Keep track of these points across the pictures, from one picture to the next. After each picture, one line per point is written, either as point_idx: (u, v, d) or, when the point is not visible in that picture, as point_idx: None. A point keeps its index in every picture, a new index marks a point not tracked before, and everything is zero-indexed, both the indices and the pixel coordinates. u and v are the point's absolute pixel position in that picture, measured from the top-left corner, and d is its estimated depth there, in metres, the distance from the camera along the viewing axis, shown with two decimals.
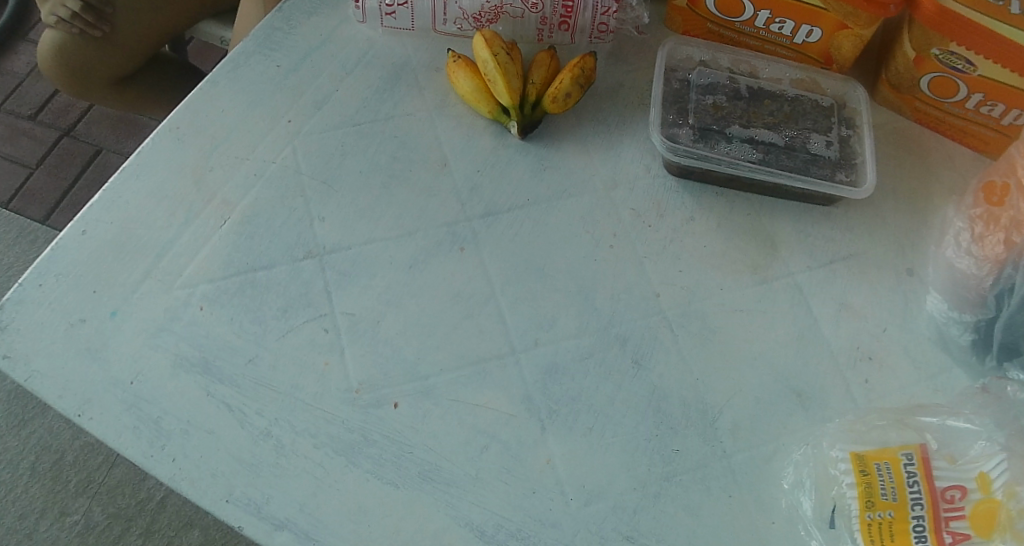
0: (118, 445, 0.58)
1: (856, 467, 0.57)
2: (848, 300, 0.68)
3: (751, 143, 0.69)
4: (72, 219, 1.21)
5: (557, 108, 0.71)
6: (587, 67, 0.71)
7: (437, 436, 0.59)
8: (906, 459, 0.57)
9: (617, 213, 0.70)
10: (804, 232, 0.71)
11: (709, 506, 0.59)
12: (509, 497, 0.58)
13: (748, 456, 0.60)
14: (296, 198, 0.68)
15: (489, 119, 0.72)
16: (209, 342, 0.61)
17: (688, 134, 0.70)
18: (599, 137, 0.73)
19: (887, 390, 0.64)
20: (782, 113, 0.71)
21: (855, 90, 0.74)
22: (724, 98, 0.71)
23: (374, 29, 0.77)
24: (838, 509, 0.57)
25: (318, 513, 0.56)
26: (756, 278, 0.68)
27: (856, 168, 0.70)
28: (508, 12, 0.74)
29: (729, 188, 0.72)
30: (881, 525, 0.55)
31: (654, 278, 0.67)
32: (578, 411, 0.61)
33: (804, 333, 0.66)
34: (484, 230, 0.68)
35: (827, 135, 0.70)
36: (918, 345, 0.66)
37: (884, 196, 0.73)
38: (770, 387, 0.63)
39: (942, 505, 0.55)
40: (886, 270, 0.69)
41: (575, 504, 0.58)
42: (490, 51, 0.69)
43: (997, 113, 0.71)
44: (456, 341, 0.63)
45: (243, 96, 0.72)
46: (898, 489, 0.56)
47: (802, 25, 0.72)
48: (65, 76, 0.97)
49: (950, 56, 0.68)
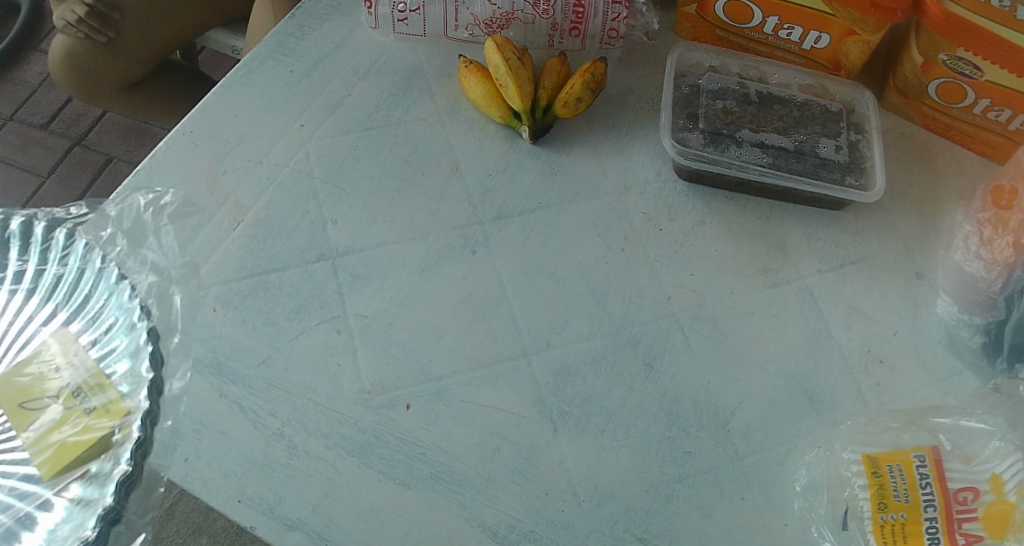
0: None
1: (868, 469, 0.58)
2: (858, 304, 0.68)
3: (761, 147, 0.70)
4: None
5: (568, 112, 0.71)
6: (598, 72, 0.71)
7: (449, 437, 0.59)
8: (919, 461, 0.58)
9: (628, 217, 0.70)
10: (814, 236, 0.71)
11: (721, 508, 0.59)
12: (522, 499, 0.58)
13: (760, 458, 0.61)
14: (308, 201, 0.68)
15: (501, 123, 0.73)
16: (222, 343, 0.62)
17: (699, 138, 0.70)
18: (609, 142, 0.74)
19: (899, 393, 0.64)
20: (791, 117, 0.72)
21: (863, 95, 0.75)
22: (734, 102, 0.72)
23: (386, 35, 0.78)
24: (851, 510, 0.58)
25: (330, 514, 0.57)
26: (766, 282, 0.68)
27: (865, 172, 0.70)
28: (519, 18, 0.75)
29: (739, 192, 0.72)
30: (894, 526, 0.56)
31: (666, 281, 0.67)
32: (590, 413, 0.61)
33: (815, 336, 0.66)
34: (495, 232, 0.68)
35: (836, 139, 0.71)
36: (929, 348, 0.66)
37: (893, 201, 0.74)
38: (781, 389, 0.63)
39: (955, 506, 0.56)
40: (896, 274, 0.70)
41: (588, 505, 0.58)
42: (502, 56, 0.69)
43: (1004, 118, 0.71)
44: (468, 343, 0.63)
45: (256, 100, 0.73)
46: (910, 490, 0.57)
47: (811, 31, 0.73)
48: (81, 81, 0.99)
49: (958, 61, 0.69)
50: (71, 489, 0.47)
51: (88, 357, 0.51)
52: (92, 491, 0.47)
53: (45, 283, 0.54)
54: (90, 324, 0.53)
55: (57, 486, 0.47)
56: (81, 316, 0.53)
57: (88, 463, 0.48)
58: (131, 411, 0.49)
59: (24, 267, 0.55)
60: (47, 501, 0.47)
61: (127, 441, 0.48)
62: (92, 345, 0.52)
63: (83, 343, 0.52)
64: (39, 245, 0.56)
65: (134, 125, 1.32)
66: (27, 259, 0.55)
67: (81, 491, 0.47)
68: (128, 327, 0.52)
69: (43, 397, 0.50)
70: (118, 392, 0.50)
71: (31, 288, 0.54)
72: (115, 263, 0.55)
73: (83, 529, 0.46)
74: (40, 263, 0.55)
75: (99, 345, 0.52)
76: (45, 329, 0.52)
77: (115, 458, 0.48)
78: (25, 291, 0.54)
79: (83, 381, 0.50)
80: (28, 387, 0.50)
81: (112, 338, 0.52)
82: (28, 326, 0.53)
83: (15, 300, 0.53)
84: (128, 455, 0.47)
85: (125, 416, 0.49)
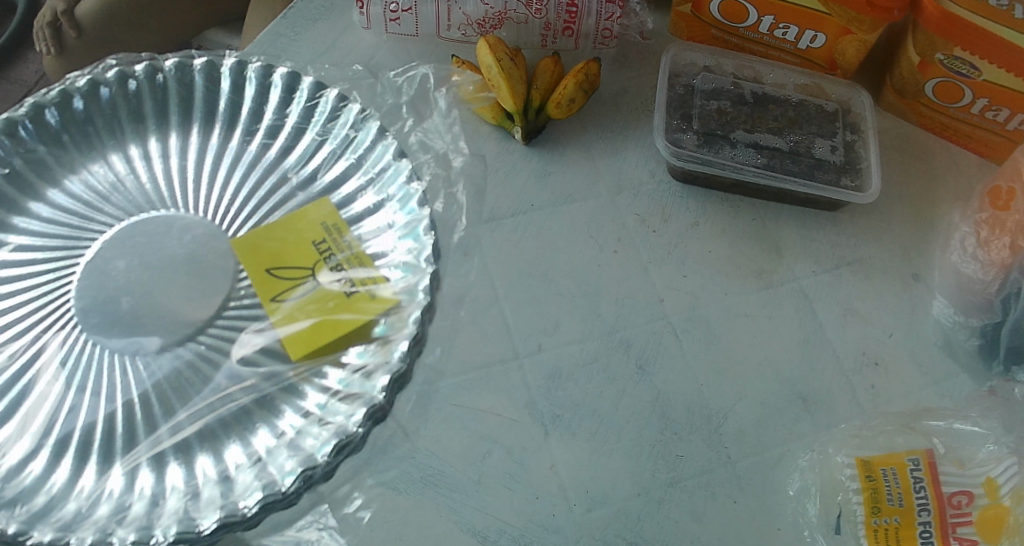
0: None
1: (862, 472, 0.58)
2: (853, 305, 0.68)
3: (755, 148, 0.69)
4: None
5: (561, 114, 0.71)
6: (591, 73, 0.71)
7: (440, 441, 0.59)
8: (913, 465, 0.58)
9: (621, 218, 0.70)
10: (809, 237, 0.70)
11: (714, 512, 0.58)
12: (513, 503, 0.57)
13: (753, 461, 0.60)
14: None
15: (494, 124, 0.73)
16: None
17: (693, 138, 0.70)
18: (603, 142, 0.73)
19: (894, 395, 0.63)
20: (786, 118, 0.71)
21: (860, 95, 0.75)
22: (729, 103, 0.72)
23: (378, 35, 0.77)
24: (845, 514, 0.58)
25: None
26: (760, 283, 0.68)
27: (861, 173, 0.70)
28: (512, 18, 0.74)
29: (734, 193, 0.72)
30: (888, 530, 0.56)
31: (659, 283, 0.67)
32: (582, 416, 0.61)
33: (809, 338, 0.66)
34: (487, 234, 0.68)
35: (831, 140, 0.71)
36: (924, 350, 0.66)
37: (889, 202, 0.73)
38: (774, 392, 0.63)
39: (949, 510, 0.56)
40: (892, 276, 0.69)
41: (579, 509, 0.58)
42: (494, 57, 0.68)
43: (1002, 117, 0.71)
44: (460, 345, 0.63)
45: None
46: (904, 494, 0.57)
47: (806, 31, 0.72)
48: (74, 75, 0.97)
49: (954, 60, 0.68)
50: (331, 372, 0.48)
51: (370, 232, 0.52)
52: (356, 382, 0.47)
53: (315, 144, 0.56)
54: (388, 199, 0.53)
55: (315, 369, 0.48)
56: (379, 192, 0.54)
57: (349, 347, 0.48)
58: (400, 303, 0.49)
59: (281, 122, 0.57)
60: (312, 375, 0.48)
61: (401, 334, 0.48)
62: (380, 227, 0.53)
63: (363, 223, 0.53)
64: (319, 105, 0.57)
65: None
66: (293, 117, 0.57)
67: (344, 376, 0.47)
68: (413, 209, 0.52)
69: (310, 264, 0.50)
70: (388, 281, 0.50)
71: (280, 145, 0.56)
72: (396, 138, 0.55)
73: (349, 423, 0.46)
74: (326, 123, 0.57)
75: (376, 216, 0.53)
76: (314, 192, 0.54)
77: (386, 348, 0.48)
78: (283, 146, 0.56)
79: (350, 256, 0.51)
80: (282, 252, 0.50)
81: (393, 216, 0.53)
82: (289, 184, 0.54)
83: (265, 155, 0.56)
84: (401, 348, 0.47)
85: (394, 306, 0.49)
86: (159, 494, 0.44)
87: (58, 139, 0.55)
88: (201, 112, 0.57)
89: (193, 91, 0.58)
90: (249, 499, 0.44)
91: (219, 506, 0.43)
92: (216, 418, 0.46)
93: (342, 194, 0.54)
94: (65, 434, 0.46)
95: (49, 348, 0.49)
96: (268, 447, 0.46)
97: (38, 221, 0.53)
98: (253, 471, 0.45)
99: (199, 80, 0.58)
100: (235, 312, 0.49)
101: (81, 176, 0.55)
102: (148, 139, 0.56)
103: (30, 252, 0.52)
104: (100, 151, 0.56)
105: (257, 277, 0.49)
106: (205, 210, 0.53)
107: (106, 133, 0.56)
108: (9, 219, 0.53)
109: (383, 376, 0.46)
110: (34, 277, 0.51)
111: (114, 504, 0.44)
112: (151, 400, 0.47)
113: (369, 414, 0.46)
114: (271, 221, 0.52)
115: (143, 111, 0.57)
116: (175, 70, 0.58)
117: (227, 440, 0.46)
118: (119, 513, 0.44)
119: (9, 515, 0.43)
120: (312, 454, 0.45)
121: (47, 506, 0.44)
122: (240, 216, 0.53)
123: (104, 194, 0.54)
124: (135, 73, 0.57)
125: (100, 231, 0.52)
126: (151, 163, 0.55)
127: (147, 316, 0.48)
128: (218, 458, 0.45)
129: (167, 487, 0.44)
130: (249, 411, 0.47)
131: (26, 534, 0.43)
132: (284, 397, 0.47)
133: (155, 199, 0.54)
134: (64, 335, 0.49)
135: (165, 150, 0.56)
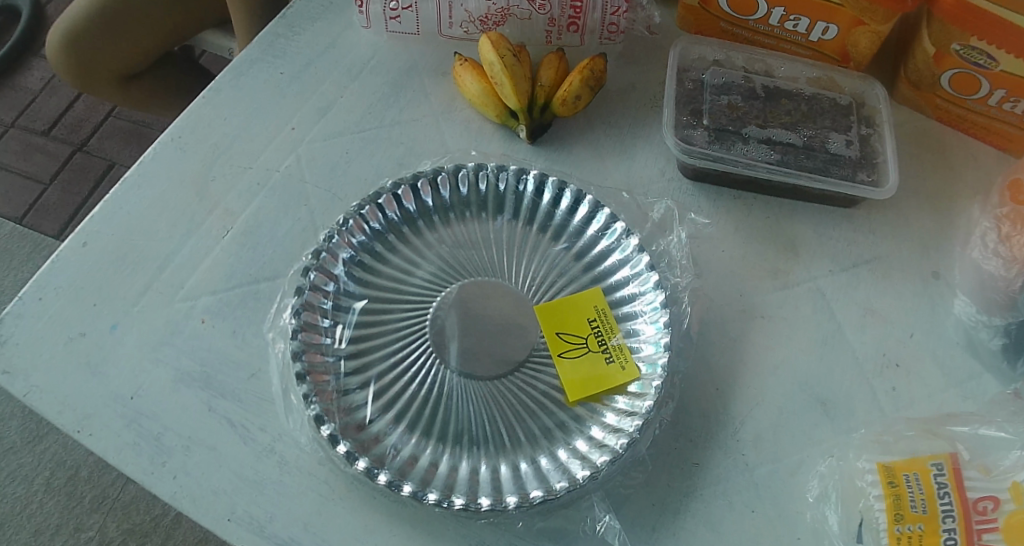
0: (223, 485, 0.56)
1: (884, 478, 0.55)
2: (871, 304, 0.66)
3: (768, 143, 0.67)
4: (61, 226, 1.23)
5: (567, 110, 0.68)
6: (597, 68, 0.68)
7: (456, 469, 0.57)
8: (937, 470, 0.55)
9: (643, 215, 0.67)
10: (826, 236, 0.68)
11: (733, 521, 0.56)
12: (534, 522, 0.55)
13: (772, 469, 0.58)
14: (299, 207, 0.66)
15: (497, 123, 0.70)
16: (211, 356, 0.60)
17: (704, 134, 0.67)
18: (611, 140, 0.71)
19: (915, 399, 0.61)
20: (799, 112, 0.69)
21: (874, 88, 0.72)
22: (740, 98, 0.69)
23: (379, 34, 0.75)
24: (866, 522, 0.55)
25: (324, 532, 0.55)
26: (776, 283, 0.66)
27: (877, 167, 0.67)
28: (515, 14, 0.72)
29: (747, 190, 0.70)
30: (912, 538, 0.53)
31: (711, 261, 0.66)
32: None
33: (827, 339, 0.64)
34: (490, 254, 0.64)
35: (846, 134, 0.68)
36: (947, 352, 0.64)
37: (907, 197, 0.71)
38: (793, 396, 0.61)
39: (975, 517, 0.52)
40: (911, 274, 0.67)
41: (601, 529, 0.55)
42: (497, 53, 0.65)
43: (1021, 109, 0.68)
44: (490, 347, 0.59)
45: (245, 104, 0.71)
46: (928, 501, 0.53)
47: (817, 22, 0.70)
48: (60, 51, 0.93)
49: (971, 51, 0.66)
50: (607, 415, 0.56)
51: (617, 262, 0.62)
52: (623, 421, 0.55)
53: (584, 225, 0.64)
54: (633, 278, 0.61)
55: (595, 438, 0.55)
56: (637, 287, 0.61)
57: (615, 397, 0.57)
58: (653, 359, 0.58)
59: (557, 208, 0.64)
60: (591, 414, 0.57)
61: (655, 367, 0.57)
62: (638, 308, 0.60)
63: (624, 308, 0.61)
64: (566, 194, 0.64)
65: (136, 127, 1.33)
66: (561, 212, 0.64)
67: (615, 417, 0.56)
68: (657, 305, 0.59)
69: (584, 334, 0.59)
70: (640, 354, 0.58)
71: (539, 227, 0.64)
72: (620, 218, 0.63)
73: (619, 436, 0.54)
74: (586, 223, 0.64)
75: (634, 294, 0.61)
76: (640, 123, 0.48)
77: (645, 379, 0.57)
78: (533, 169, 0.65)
79: (610, 326, 0.60)
80: (564, 331, 0.59)
81: (643, 298, 0.60)
82: (576, 272, 0.63)
83: (542, 241, 0.64)
84: (655, 382, 0.56)
85: (640, 374, 0.57)
86: (492, 481, 0.53)
87: (414, 221, 0.64)
88: (510, 209, 0.65)
89: (510, 194, 0.65)
90: (560, 485, 0.52)
91: (539, 486, 0.53)
92: (528, 430, 0.56)
93: (616, 277, 0.62)
94: (416, 430, 0.56)
95: (421, 356, 0.58)
96: (568, 456, 0.54)
97: (412, 284, 0.61)
98: (558, 466, 0.54)
99: (510, 184, 0.65)
100: (540, 353, 0.59)
101: (448, 235, 0.64)
102: (484, 223, 0.65)
103: (396, 293, 0.61)
104: (456, 222, 0.65)
105: (548, 338, 0.59)
106: (519, 283, 0.62)
107: (461, 208, 0.65)
108: (382, 269, 0.62)
109: (647, 399, 0.56)
110: (400, 324, 0.60)
111: (442, 479, 0.53)
112: (459, 402, 0.57)
113: (632, 439, 0.54)
114: (551, 290, 0.62)
115: (483, 199, 0.65)
116: (494, 171, 0.65)
117: (537, 452, 0.55)
118: (451, 475, 0.54)
119: (405, 480, 0.52)
120: (592, 461, 0.53)
121: (402, 466, 0.53)
122: (543, 289, 0.62)
123: (461, 254, 0.63)
124: (466, 167, 0.65)
125: (455, 285, 0.61)
126: (485, 239, 0.64)
127: (478, 322, 0.59)
128: (527, 460, 0.55)
129: (495, 473, 0.54)
130: (566, 424, 0.56)
131: (399, 483, 0.52)
132: (576, 424, 0.56)
133: (494, 265, 0.63)
134: (428, 350, 0.58)
135: (497, 203, 0.65)
